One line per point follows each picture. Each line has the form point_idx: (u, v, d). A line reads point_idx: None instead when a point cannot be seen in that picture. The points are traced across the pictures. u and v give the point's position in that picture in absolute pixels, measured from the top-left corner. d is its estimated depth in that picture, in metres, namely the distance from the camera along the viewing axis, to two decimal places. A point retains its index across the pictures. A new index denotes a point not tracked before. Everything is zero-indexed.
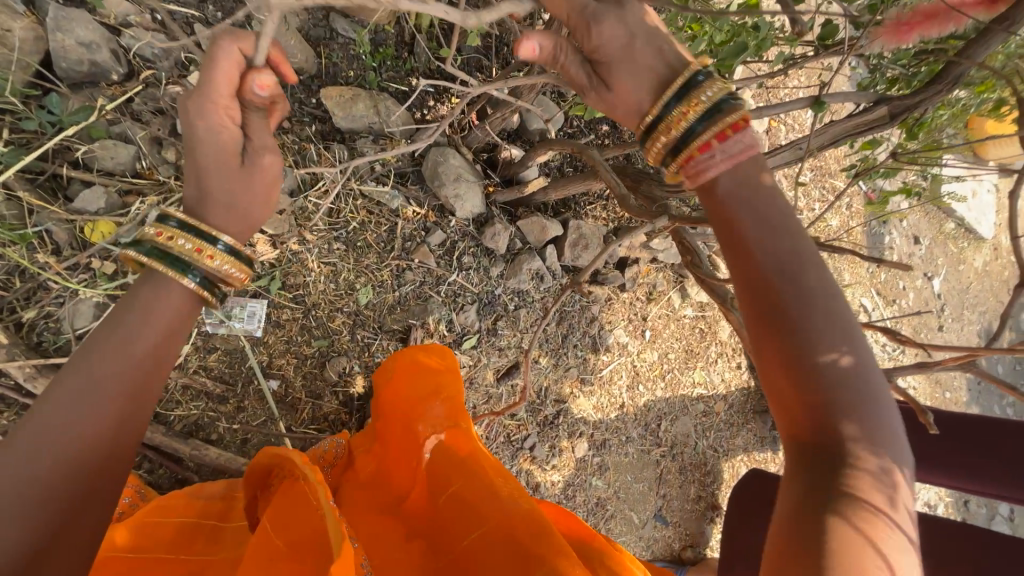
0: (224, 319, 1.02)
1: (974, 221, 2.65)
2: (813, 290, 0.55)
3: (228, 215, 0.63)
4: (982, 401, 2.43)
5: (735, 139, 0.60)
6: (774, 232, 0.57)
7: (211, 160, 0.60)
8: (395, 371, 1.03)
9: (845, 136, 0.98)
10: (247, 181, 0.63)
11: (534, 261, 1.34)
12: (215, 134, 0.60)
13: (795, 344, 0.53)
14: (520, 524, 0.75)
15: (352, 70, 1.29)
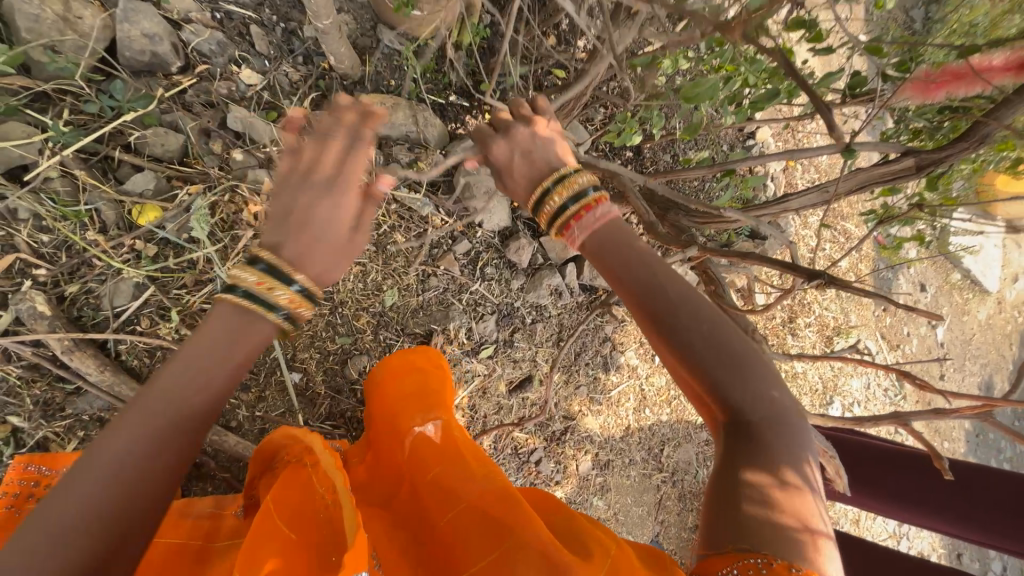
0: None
1: (979, 273, 2.68)
2: (673, 292, 0.69)
3: (279, 241, 0.63)
4: (981, 454, 2.42)
5: (598, 212, 0.75)
6: (637, 267, 0.71)
7: (338, 217, 0.65)
8: (386, 371, 1.08)
9: (873, 184, 1.01)
10: (349, 240, 0.67)
11: (554, 278, 1.36)
12: (344, 203, 0.66)
13: (679, 350, 0.66)
14: (492, 501, 0.76)
15: (393, 79, 1.33)
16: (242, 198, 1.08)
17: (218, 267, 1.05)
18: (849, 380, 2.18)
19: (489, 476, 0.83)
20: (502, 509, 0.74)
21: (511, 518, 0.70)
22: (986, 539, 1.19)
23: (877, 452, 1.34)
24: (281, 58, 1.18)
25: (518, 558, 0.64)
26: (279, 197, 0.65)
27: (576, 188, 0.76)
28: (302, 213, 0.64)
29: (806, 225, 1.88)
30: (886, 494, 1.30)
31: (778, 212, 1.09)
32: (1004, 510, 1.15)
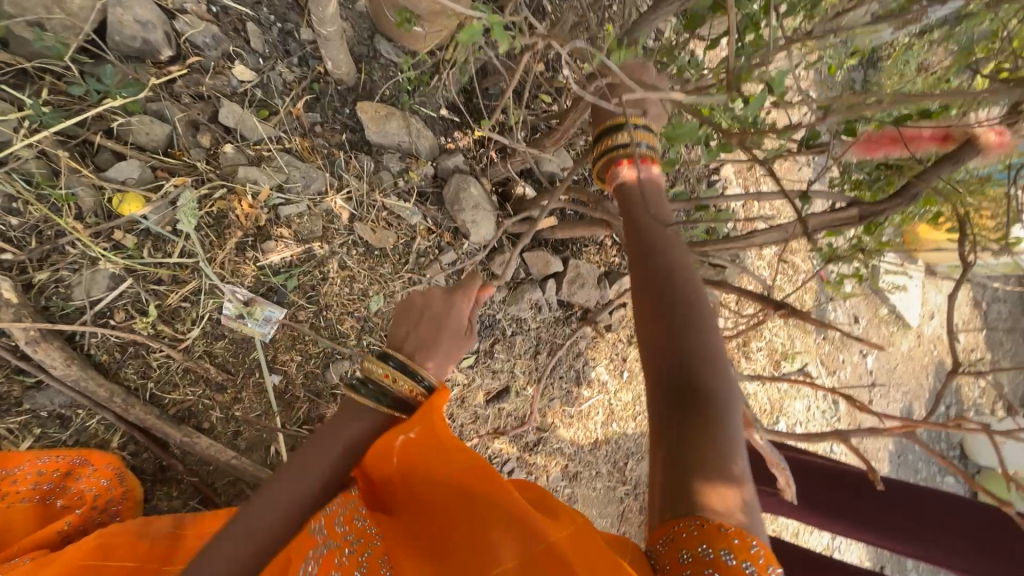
0: (240, 314, 1.05)
1: (903, 309, 3.00)
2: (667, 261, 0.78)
3: (400, 346, 0.77)
4: (902, 473, 2.68)
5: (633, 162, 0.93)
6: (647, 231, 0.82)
7: (445, 325, 0.79)
8: None
9: (825, 227, 1.13)
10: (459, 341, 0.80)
11: (535, 293, 1.42)
12: (459, 311, 0.80)
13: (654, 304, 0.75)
14: (473, 484, 0.78)
15: (388, 89, 1.34)
16: (235, 194, 1.06)
17: (205, 266, 1.03)
18: (793, 402, 2.37)
19: (467, 457, 0.80)
20: (487, 489, 0.76)
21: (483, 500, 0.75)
22: (921, 554, 1.29)
23: (824, 473, 1.46)
24: (276, 57, 1.17)
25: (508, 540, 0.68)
26: (400, 311, 0.80)
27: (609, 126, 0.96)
28: (425, 326, 0.78)
29: (761, 257, 2.05)
30: (829, 508, 1.42)
31: (744, 246, 1.19)
32: (933, 524, 1.27)
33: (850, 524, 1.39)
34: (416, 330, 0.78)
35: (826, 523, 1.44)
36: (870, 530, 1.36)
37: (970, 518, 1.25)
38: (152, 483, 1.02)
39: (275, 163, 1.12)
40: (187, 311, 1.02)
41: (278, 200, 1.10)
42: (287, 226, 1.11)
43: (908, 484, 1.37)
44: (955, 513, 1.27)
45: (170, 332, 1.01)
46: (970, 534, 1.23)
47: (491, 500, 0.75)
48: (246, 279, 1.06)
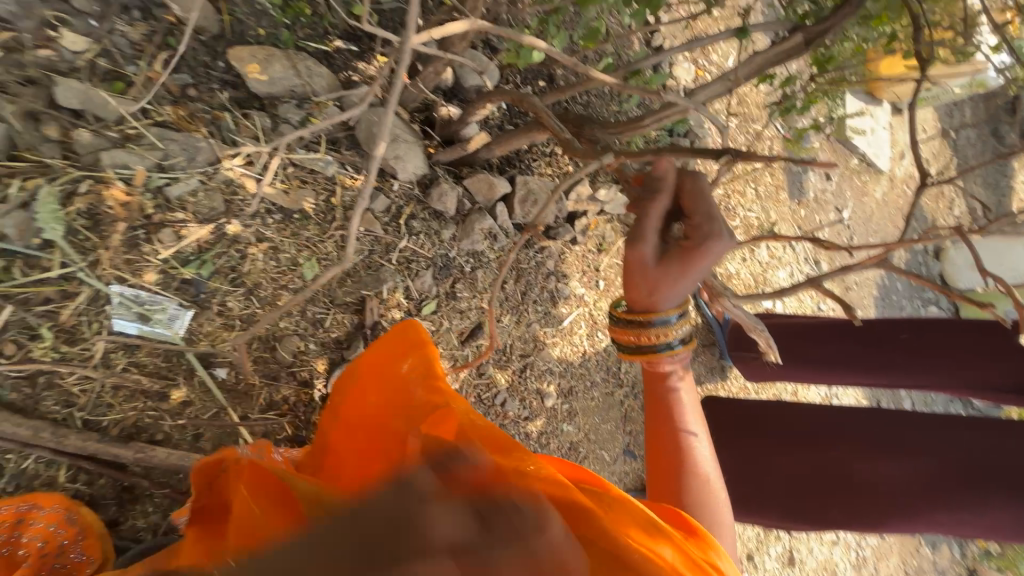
0: (141, 321, 0.96)
1: (873, 155, 2.93)
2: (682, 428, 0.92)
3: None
4: (889, 314, 2.76)
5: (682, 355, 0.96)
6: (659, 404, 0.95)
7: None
8: (362, 375, 0.91)
9: (765, 67, 1.00)
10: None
11: (485, 220, 1.31)
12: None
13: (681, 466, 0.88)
14: (538, 498, 0.64)
15: (262, 28, 1.17)
16: (104, 186, 0.94)
17: (85, 275, 0.92)
18: (776, 273, 2.36)
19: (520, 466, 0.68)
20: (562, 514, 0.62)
21: (562, 513, 0.62)
22: (915, 381, 1.32)
23: (807, 329, 1.50)
24: (110, 16, 1.03)
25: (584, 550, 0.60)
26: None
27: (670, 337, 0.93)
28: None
29: (721, 131, 1.97)
30: (829, 362, 1.43)
31: (687, 108, 1.04)
32: (914, 349, 1.30)
33: (844, 372, 1.42)
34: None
35: (815, 375, 1.48)
36: (855, 373, 1.41)
37: (964, 335, 1.26)
38: (121, 504, 0.95)
39: (144, 141, 0.99)
40: (87, 323, 0.93)
41: (160, 180, 0.98)
42: (183, 208, 0.99)
43: (891, 322, 1.39)
44: (948, 335, 1.28)
45: (77, 352, 0.92)
46: (973, 352, 1.23)
47: (562, 508, 0.62)
48: (151, 276, 0.97)
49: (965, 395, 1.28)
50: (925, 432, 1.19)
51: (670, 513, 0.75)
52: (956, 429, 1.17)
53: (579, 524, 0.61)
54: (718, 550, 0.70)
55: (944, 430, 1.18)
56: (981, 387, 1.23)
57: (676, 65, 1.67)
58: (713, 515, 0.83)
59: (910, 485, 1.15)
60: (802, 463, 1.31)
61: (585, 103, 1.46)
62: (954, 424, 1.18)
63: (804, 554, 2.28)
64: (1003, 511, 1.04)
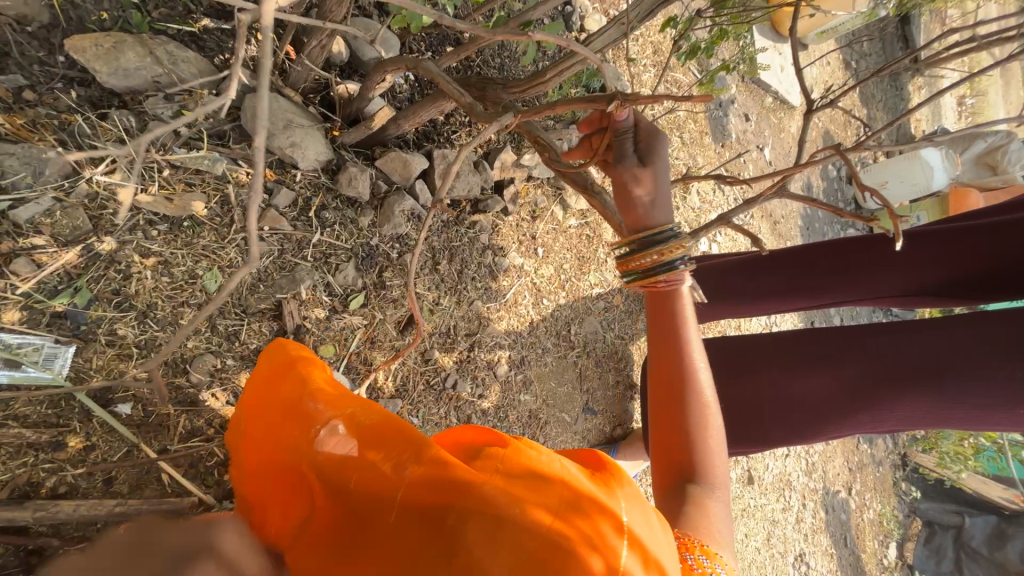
0: (7, 367, 0.83)
1: (786, 91, 3.06)
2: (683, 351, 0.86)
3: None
4: (813, 240, 2.96)
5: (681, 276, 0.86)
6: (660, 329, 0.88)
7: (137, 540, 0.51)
8: (254, 385, 0.84)
9: (656, 6, 0.97)
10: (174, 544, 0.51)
11: (405, 201, 1.25)
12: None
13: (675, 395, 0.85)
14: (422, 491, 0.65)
15: (104, 11, 1.01)
16: None
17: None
18: (709, 216, 2.44)
19: (412, 449, 0.69)
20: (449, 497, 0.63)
21: (447, 488, 0.63)
22: (839, 298, 1.41)
23: (732, 268, 1.58)
24: None
25: (465, 520, 0.60)
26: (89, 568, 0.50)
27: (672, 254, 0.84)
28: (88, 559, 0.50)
29: (640, 82, 1.97)
30: (758, 295, 1.52)
31: (586, 57, 1.00)
32: (824, 272, 1.40)
33: (774, 300, 1.51)
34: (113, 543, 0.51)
35: (744, 309, 1.58)
36: (777, 301, 1.51)
37: (877, 248, 1.33)
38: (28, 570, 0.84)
39: None
40: None
41: (2, 203, 0.84)
42: (38, 231, 0.87)
43: (804, 248, 1.47)
44: (851, 252, 1.37)
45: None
46: (879, 264, 1.32)
47: (449, 488, 0.64)
48: (13, 314, 0.85)
49: (884, 301, 1.37)
50: (844, 340, 1.26)
51: (588, 457, 0.72)
52: (873, 336, 1.22)
53: (460, 502, 0.62)
54: (623, 486, 0.66)
55: (856, 340, 1.24)
56: (897, 292, 1.31)
57: (584, 15, 1.62)
58: (701, 441, 0.82)
59: (829, 396, 1.27)
60: (741, 392, 1.41)
61: (497, 65, 1.39)
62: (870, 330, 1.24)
63: (760, 472, 2.48)
64: (913, 400, 1.15)
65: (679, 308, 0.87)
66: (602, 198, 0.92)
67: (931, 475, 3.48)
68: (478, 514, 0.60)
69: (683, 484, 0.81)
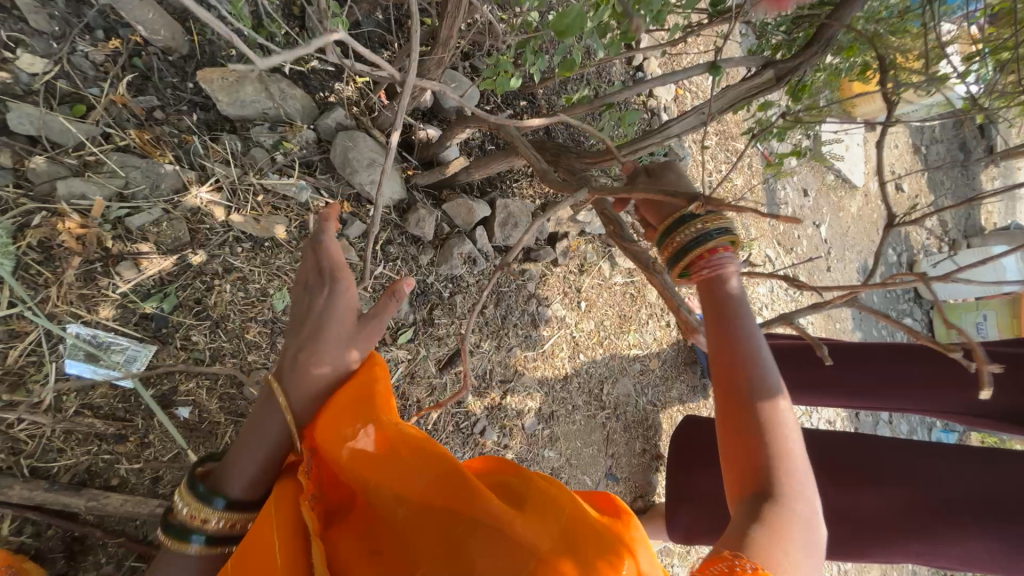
0: (96, 360, 0.91)
1: (849, 171, 3.01)
2: (742, 341, 0.72)
3: (300, 414, 0.75)
4: (866, 328, 2.81)
5: (717, 259, 0.78)
6: (717, 317, 0.75)
7: (313, 330, 0.76)
8: None
9: (737, 101, 1.01)
10: (349, 341, 0.77)
11: (464, 245, 1.30)
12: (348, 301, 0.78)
13: (744, 395, 0.68)
14: (435, 490, 0.68)
15: (234, 49, 1.14)
16: (58, 217, 0.90)
17: (32, 312, 0.88)
18: (757, 289, 2.38)
19: (426, 458, 0.70)
20: (458, 501, 0.66)
21: (457, 500, 0.66)
22: (892, 406, 1.33)
23: (781, 354, 1.52)
24: (72, 37, 1.00)
25: (474, 532, 0.63)
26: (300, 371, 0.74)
27: (715, 223, 0.79)
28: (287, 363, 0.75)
29: (702, 152, 2.01)
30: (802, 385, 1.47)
31: (662, 140, 1.04)
32: (884, 375, 1.32)
33: (819, 395, 1.45)
34: (302, 354, 0.75)
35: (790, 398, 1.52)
36: (828, 397, 1.43)
37: (940, 361, 1.26)
38: (71, 556, 0.89)
39: (104, 168, 0.95)
40: (37, 366, 0.88)
41: (121, 211, 0.94)
42: (144, 239, 0.96)
43: (863, 345, 1.40)
44: (917, 361, 1.29)
45: (24, 397, 0.87)
46: (940, 377, 1.24)
47: (459, 494, 0.67)
48: (109, 311, 0.93)
49: (945, 418, 1.27)
50: (898, 459, 1.19)
51: (602, 499, 0.82)
52: (934, 458, 1.15)
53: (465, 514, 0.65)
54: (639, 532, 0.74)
55: (914, 459, 1.17)
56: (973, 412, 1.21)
57: (656, 86, 1.68)
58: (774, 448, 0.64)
59: (885, 514, 1.16)
60: None
61: (567, 125, 1.46)
62: (928, 450, 1.18)
63: None
64: (976, 543, 1.04)
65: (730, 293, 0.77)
66: (661, 277, 0.92)
67: None
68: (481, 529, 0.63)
69: (759, 504, 0.61)
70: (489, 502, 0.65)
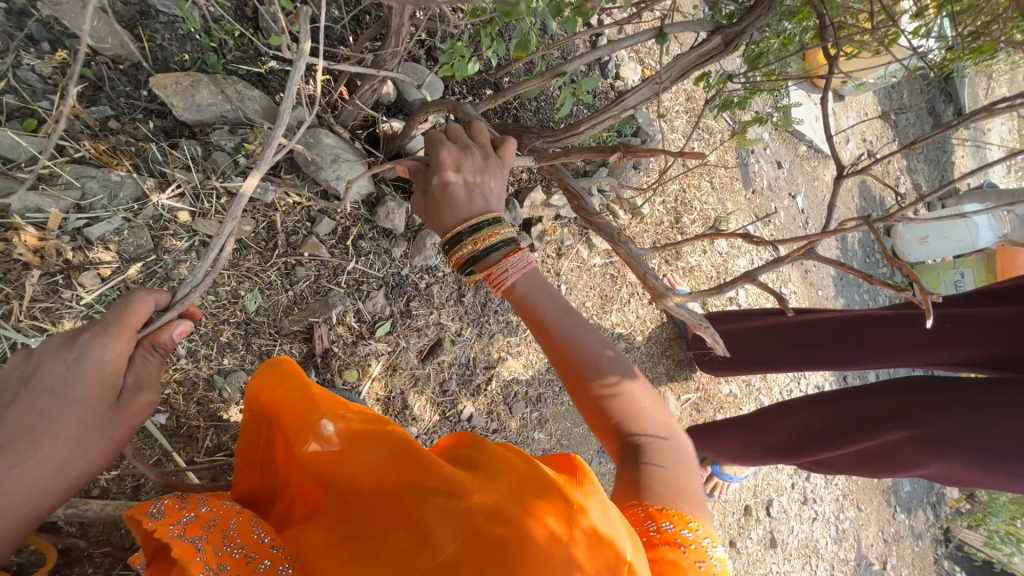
0: None
1: (820, 141, 3.06)
2: (582, 346, 0.92)
3: (27, 504, 0.63)
4: (846, 292, 2.87)
5: (518, 259, 0.92)
6: (565, 318, 0.93)
7: (67, 405, 0.64)
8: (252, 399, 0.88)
9: (690, 70, 1.01)
10: (109, 424, 0.66)
11: (437, 235, 1.30)
12: (99, 361, 0.65)
13: (580, 377, 0.91)
14: (391, 475, 0.70)
15: (187, 53, 1.13)
16: (13, 231, 0.89)
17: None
18: (737, 261, 2.41)
19: (384, 440, 0.74)
20: (412, 470, 0.69)
21: (409, 472, 0.69)
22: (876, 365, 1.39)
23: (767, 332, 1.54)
24: (15, 50, 0.98)
25: (429, 497, 0.64)
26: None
27: (498, 234, 0.92)
28: (14, 440, 0.62)
29: (671, 129, 2.04)
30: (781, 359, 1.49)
31: (619, 112, 1.05)
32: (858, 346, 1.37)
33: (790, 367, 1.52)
34: (46, 434, 0.63)
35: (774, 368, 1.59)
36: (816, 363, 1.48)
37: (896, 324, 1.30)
38: (55, 569, 0.88)
39: (59, 180, 0.94)
40: None
41: (80, 222, 0.93)
42: (106, 248, 0.95)
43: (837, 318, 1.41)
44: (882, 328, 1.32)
45: None
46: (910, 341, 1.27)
47: (412, 470, 0.69)
48: (75, 323, 0.93)
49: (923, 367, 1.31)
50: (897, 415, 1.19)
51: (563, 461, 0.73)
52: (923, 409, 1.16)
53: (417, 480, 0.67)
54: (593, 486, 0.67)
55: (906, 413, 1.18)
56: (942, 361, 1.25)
57: (620, 65, 1.69)
58: (619, 403, 0.90)
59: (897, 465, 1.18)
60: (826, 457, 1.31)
61: (534, 109, 1.47)
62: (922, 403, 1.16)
63: (784, 534, 2.34)
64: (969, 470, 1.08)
65: (590, 337, 0.93)
66: (626, 247, 0.93)
67: (977, 556, 3.21)
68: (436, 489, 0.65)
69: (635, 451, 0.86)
70: (441, 467, 0.67)
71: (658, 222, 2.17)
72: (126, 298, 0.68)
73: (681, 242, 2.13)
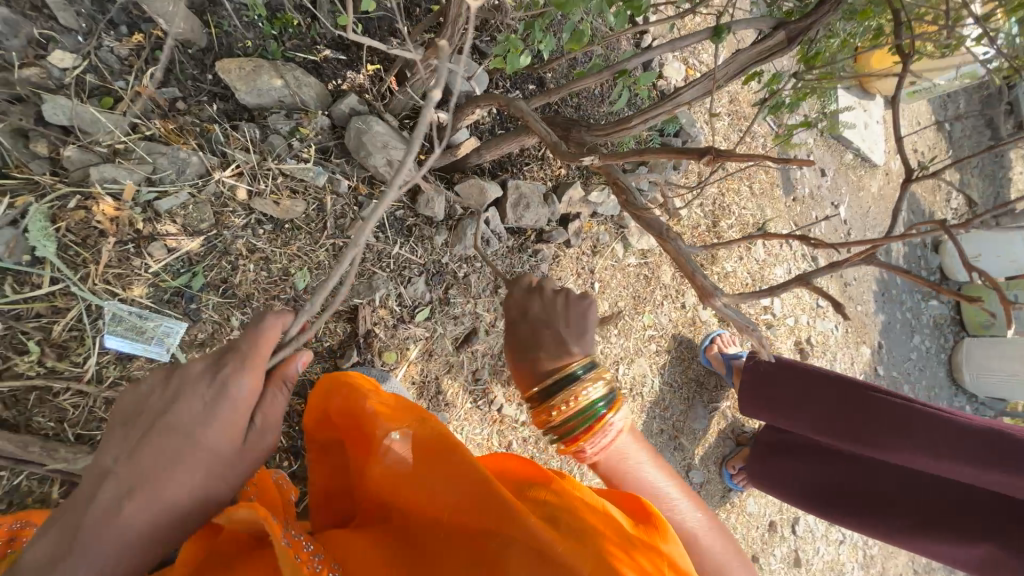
0: (132, 335, 0.98)
1: (869, 150, 2.94)
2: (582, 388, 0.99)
3: (159, 530, 0.66)
4: (890, 309, 2.74)
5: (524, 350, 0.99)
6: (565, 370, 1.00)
7: (202, 446, 0.68)
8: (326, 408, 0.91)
9: (747, 67, 0.99)
10: (237, 461, 0.71)
11: (477, 225, 1.31)
12: (234, 399, 0.69)
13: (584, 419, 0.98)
14: (466, 506, 0.70)
15: (249, 39, 1.17)
16: (92, 201, 0.96)
17: (77, 288, 0.94)
18: (774, 270, 2.34)
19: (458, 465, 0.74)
20: (490, 510, 0.68)
21: (490, 514, 0.68)
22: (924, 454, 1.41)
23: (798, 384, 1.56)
24: (98, 31, 1.04)
25: (511, 548, 0.63)
26: (95, 482, 0.66)
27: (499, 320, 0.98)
28: (149, 478, 0.66)
29: (712, 131, 2.00)
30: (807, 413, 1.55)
31: (672, 108, 1.02)
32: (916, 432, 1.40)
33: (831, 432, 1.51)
34: (179, 474, 0.66)
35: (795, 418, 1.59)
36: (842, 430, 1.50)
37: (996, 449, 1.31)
38: None
39: (133, 155, 1.01)
40: (79, 339, 0.95)
41: (150, 195, 0.99)
42: (171, 220, 1.01)
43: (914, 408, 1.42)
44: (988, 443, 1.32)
45: (68, 366, 0.94)
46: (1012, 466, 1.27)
47: (490, 511, 0.68)
48: (142, 290, 0.99)
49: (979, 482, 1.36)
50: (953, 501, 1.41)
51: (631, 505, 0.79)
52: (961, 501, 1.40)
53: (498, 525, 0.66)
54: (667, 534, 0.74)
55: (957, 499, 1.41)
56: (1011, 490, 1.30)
57: (666, 64, 1.67)
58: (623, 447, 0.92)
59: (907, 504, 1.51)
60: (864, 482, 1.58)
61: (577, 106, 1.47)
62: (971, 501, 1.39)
63: (809, 554, 2.26)
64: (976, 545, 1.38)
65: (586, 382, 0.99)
66: (675, 244, 0.91)
67: None
68: (517, 534, 0.64)
69: None
70: (526, 517, 0.66)
71: (694, 225, 2.12)
72: (257, 324, 0.71)
73: (717, 246, 2.09)
